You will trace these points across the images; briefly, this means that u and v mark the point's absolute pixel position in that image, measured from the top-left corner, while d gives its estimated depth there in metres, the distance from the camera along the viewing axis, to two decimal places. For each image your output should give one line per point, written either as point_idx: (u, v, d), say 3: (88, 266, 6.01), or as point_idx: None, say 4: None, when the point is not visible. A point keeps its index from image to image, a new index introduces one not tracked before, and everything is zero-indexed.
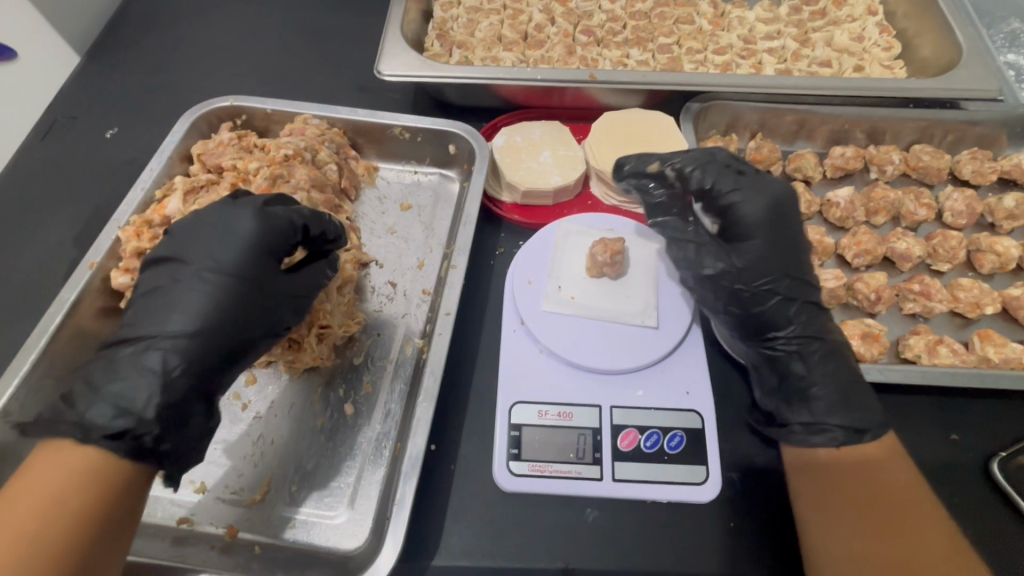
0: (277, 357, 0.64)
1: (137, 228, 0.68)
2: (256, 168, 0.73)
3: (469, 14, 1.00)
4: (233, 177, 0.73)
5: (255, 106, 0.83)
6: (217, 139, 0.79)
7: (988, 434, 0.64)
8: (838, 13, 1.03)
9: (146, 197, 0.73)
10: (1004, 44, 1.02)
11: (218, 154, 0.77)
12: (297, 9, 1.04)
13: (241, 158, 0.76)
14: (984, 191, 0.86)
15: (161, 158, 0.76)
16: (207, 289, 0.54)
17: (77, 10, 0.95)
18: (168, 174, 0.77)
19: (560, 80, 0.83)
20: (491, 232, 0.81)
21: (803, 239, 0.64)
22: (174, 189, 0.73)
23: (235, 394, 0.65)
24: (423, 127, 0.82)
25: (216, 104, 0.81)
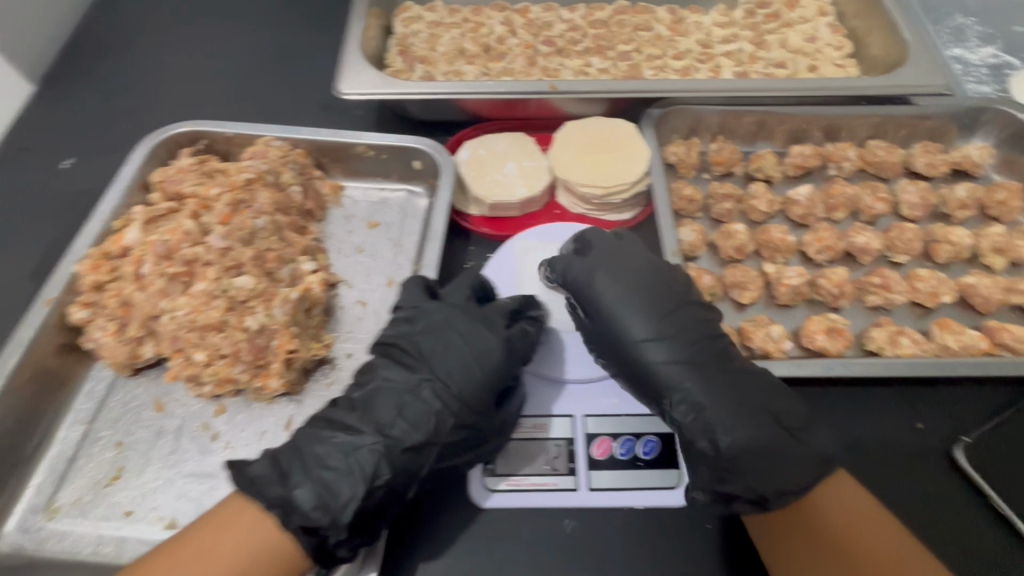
0: (245, 384, 0.64)
1: (95, 260, 0.67)
2: (217, 194, 0.73)
3: (430, 28, 1.01)
4: (195, 204, 0.72)
5: (214, 130, 0.82)
6: (176, 166, 0.78)
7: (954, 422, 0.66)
8: (791, 15, 1.05)
9: (104, 228, 0.72)
10: (951, 39, 1.05)
11: (179, 181, 0.76)
12: (258, 29, 1.03)
13: (202, 184, 0.75)
14: (939, 182, 0.88)
15: (118, 188, 0.75)
16: (456, 409, 0.56)
17: (30, 42, 0.93)
18: (127, 203, 0.75)
19: (522, 93, 0.83)
20: (460, 245, 0.81)
21: (644, 295, 0.63)
22: (132, 219, 0.71)
23: (204, 425, 0.64)
24: (387, 145, 0.81)
25: (175, 130, 0.81)
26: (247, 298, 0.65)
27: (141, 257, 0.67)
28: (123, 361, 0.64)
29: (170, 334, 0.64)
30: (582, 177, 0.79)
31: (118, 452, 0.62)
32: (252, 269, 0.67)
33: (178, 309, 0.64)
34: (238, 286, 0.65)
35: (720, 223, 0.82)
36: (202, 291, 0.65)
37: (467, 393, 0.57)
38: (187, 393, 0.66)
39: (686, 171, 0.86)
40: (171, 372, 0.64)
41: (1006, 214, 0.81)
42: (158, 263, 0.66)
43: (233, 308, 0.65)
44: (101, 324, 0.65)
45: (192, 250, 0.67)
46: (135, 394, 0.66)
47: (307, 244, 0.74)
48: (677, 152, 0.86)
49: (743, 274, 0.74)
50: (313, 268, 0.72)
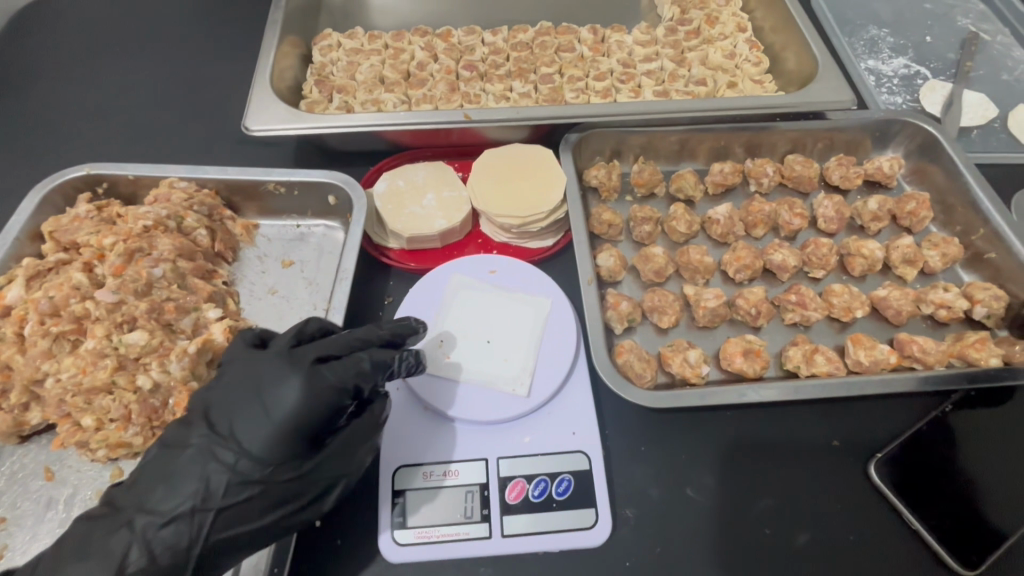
0: (141, 448, 0.60)
1: None
2: (112, 243, 0.69)
3: (349, 56, 0.99)
4: (89, 255, 0.69)
5: (114, 173, 0.78)
6: (72, 213, 0.74)
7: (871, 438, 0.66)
8: (711, 31, 1.07)
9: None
10: (865, 50, 1.08)
11: (73, 229, 0.72)
12: (172, 67, 1.01)
13: (97, 232, 0.71)
14: (854, 194, 0.90)
15: (5, 240, 0.71)
16: (240, 468, 0.50)
17: None
18: (17, 256, 0.71)
19: (436, 122, 0.82)
20: (379, 281, 0.79)
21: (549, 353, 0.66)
22: (16, 275, 0.67)
23: (99, 491, 0.60)
24: (298, 181, 0.79)
25: (71, 175, 0.77)
26: (140, 354, 0.62)
27: (24, 316, 0.63)
28: (7, 430, 0.60)
29: (55, 398, 0.60)
30: (498, 207, 0.77)
31: (1, 529, 0.58)
32: (146, 323, 0.64)
33: (64, 371, 0.61)
34: (129, 342, 0.62)
35: (641, 245, 0.81)
36: (90, 350, 0.61)
37: (253, 448, 0.50)
38: (80, 458, 0.62)
39: (608, 194, 0.85)
40: (58, 440, 0.59)
41: (916, 224, 0.83)
42: (42, 322, 0.63)
43: (124, 367, 0.62)
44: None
45: (81, 305, 0.63)
46: (23, 464, 0.61)
47: (214, 290, 0.71)
48: (597, 175, 0.85)
49: (662, 298, 0.73)
50: (218, 315, 0.68)
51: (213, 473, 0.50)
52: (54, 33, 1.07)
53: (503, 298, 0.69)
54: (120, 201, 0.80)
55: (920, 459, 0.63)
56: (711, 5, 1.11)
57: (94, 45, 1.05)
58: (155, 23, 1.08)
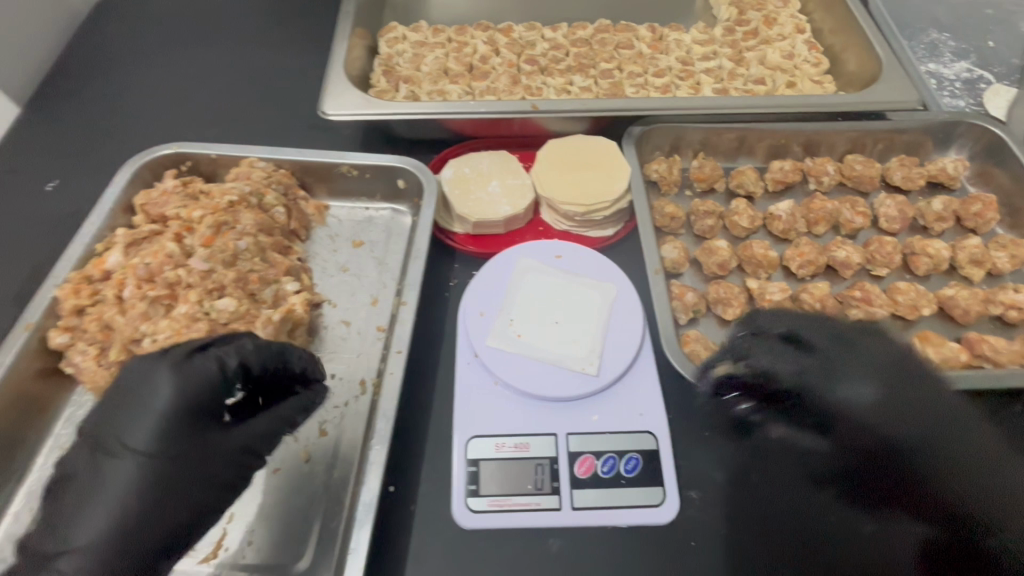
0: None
1: (76, 285, 0.68)
2: (200, 216, 0.73)
3: (414, 48, 1.02)
4: (178, 226, 0.72)
5: (198, 151, 0.82)
6: (160, 188, 0.78)
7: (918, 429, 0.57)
8: (769, 32, 1.08)
9: (85, 251, 0.72)
10: (925, 54, 1.08)
11: (161, 203, 0.76)
12: (245, 56, 1.06)
13: (185, 206, 0.75)
14: (916, 195, 0.90)
15: (101, 211, 0.75)
16: (147, 473, 0.50)
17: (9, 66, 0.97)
18: (110, 226, 0.75)
19: (504, 112, 0.85)
20: (445, 264, 0.81)
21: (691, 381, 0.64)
22: (114, 242, 0.72)
23: None
24: (372, 164, 0.82)
25: (158, 152, 0.81)
26: (229, 320, 0.66)
27: (122, 280, 0.68)
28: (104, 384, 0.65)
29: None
30: (565, 196, 0.79)
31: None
32: (235, 292, 0.67)
33: (159, 333, 0.64)
34: (220, 308, 0.66)
35: (702, 239, 0.83)
36: (184, 314, 0.65)
37: (143, 450, 0.51)
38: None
39: (669, 188, 0.87)
40: None
41: (982, 226, 0.83)
42: (139, 286, 0.67)
43: (215, 331, 0.65)
44: (81, 349, 0.66)
45: (174, 273, 0.67)
46: None
47: (291, 264, 0.74)
48: (658, 169, 0.87)
49: (727, 290, 0.75)
50: (296, 288, 0.72)
51: (116, 485, 0.50)
52: (134, 22, 1.13)
53: (566, 283, 0.71)
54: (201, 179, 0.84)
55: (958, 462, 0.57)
56: (768, 7, 1.12)
57: (171, 33, 1.10)
58: (229, 14, 1.13)
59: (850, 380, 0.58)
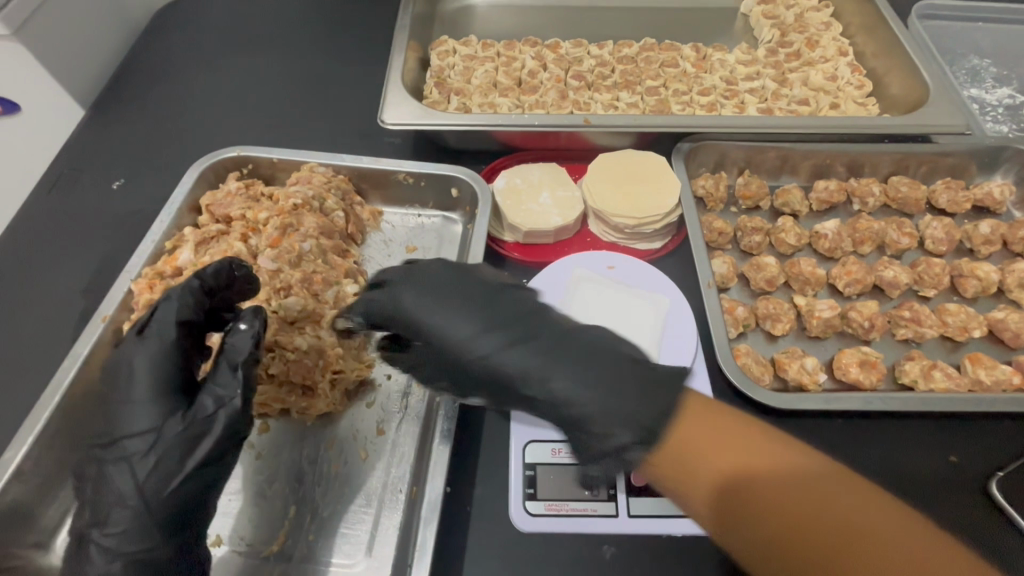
0: (292, 404, 0.67)
1: (150, 280, 0.70)
2: (265, 218, 0.77)
3: (465, 62, 1.05)
4: (243, 227, 0.77)
5: (260, 155, 0.85)
6: (224, 189, 0.81)
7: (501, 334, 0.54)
8: (811, 54, 1.10)
9: (156, 249, 0.75)
10: (967, 79, 1.09)
11: (226, 204, 0.79)
12: (300, 65, 1.10)
13: (249, 207, 0.79)
14: (961, 218, 0.91)
15: (171, 210, 0.78)
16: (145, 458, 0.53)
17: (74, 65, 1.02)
18: (177, 224, 0.78)
19: (556, 126, 0.87)
20: (495, 271, 0.83)
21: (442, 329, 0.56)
22: (184, 240, 0.76)
23: (249, 442, 0.67)
24: (427, 173, 0.84)
25: (223, 155, 0.84)
26: (295, 318, 0.69)
27: (194, 277, 0.72)
28: None
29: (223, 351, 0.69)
30: (617, 209, 0.81)
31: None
32: (300, 292, 0.71)
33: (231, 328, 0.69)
34: (287, 307, 0.69)
35: (749, 255, 0.84)
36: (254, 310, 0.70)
37: (132, 426, 0.54)
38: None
39: (715, 204, 0.88)
40: None
41: None
42: None
43: (283, 328, 0.69)
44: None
45: None
46: None
47: (349, 267, 0.77)
48: (705, 185, 0.89)
49: (776, 305, 0.76)
50: (355, 290, 0.75)
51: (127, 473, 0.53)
52: (193, 29, 1.18)
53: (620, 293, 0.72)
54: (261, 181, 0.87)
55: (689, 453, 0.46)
56: (810, 30, 1.14)
57: (229, 42, 1.15)
58: (284, 25, 1.17)
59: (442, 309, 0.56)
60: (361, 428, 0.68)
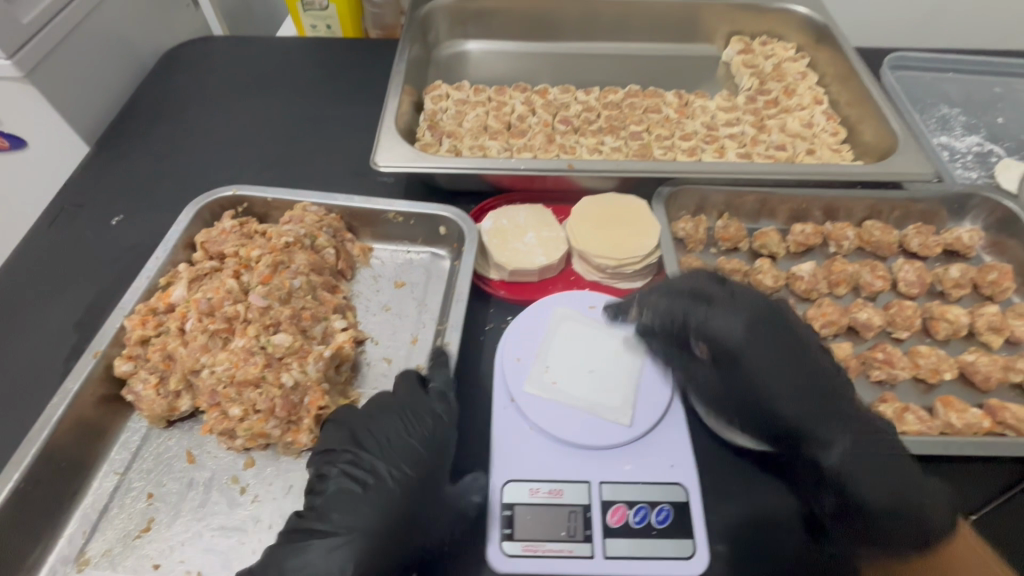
0: (276, 439, 0.68)
1: (143, 316, 0.73)
2: (258, 255, 0.79)
3: (457, 106, 1.10)
4: (236, 264, 0.79)
5: (255, 194, 0.88)
6: (219, 227, 0.84)
7: (790, 367, 0.69)
8: (788, 102, 1.15)
9: (150, 285, 0.77)
10: (937, 127, 1.14)
11: (220, 241, 0.82)
12: (300, 107, 1.15)
13: (243, 244, 0.81)
14: (933, 262, 0.94)
15: (166, 247, 0.80)
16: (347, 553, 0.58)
17: (79, 105, 1.06)
18: (172, 261, 0.81)
19: (541, 169, 0.91)
20: (480, 308, 0.85)
21: (792, 340, 0.71)
22: (179, 277, 0.78)
23: (233, 478, 0.68)
24: (415, 212, 0.87)
25: (220, 195, 0.87)
26: (283, 354, 0.71)
27: (186, 314, 0.74)
28: (161, 413, 0.69)
29: (209, 387, 0.69)
30: (599, 249, 0.84)
31: (149, 503, 0.66)
32: (288, 328, 0.73)
33: (218, 364, 0.70)
34: (276, 343, 0.71)
35: None
36: (243, 347, 0.71)
37: (382, 460, 0.65)
38: (218, 446, 0.70)
39: (694, 245, 0.92)
40: (207, 426, 0.69)
41: (998, 293, 0.86)
42: (201, 318, 0.73)
43: (270, 364, 0.70)
44: (143, 377, 0.70)
45: (234, 308, 0.74)
46: (168, 446, 0.70)
47: (338, 303, 0.80)
48: (685, 228, 0.92)
49: None
50: (343, 326, 0.77)
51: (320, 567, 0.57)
52: (199, 71, 1.23)
53: (600, 333, 0.75)
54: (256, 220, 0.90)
55: (813, 407, 0.67)
56: (787, 79, 1.19)
57: (233, 84, 1.20)
58: (287, 69, 1.23)
59: (719, 312, 0.71)
60: None
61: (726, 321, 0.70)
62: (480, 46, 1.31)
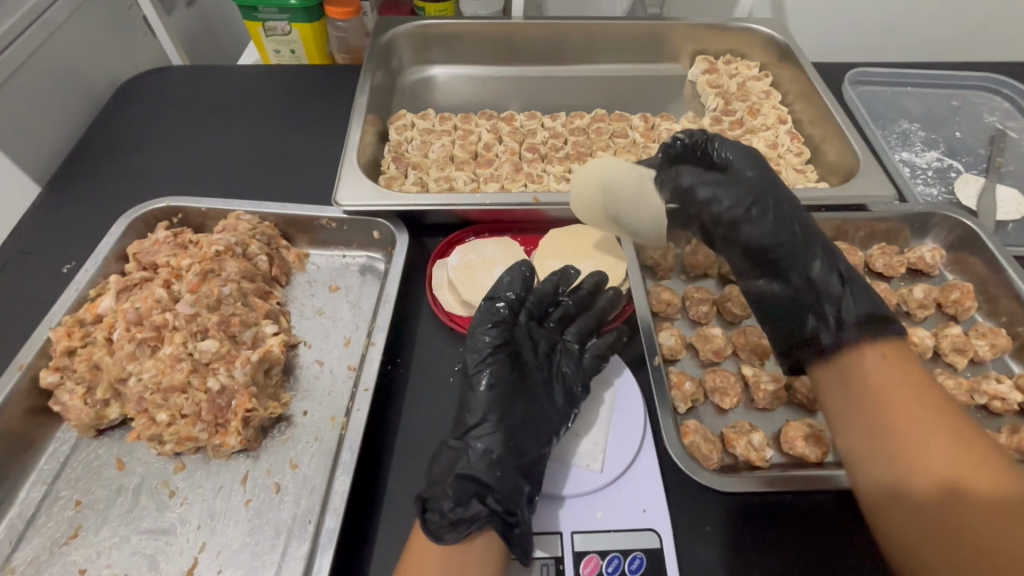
0: (205, 442, 0.70)
1: (69, 328, 0.74)
2: (188, 264, 0.80)
3: (422, 135, 1.09)
4: (167, 274, 0.80)
5: (189, 205, 0.90)
6: (152, 238, 0.85)
7: (796, 248, 0.72)
8: (753, 122, 1.16)
9: (78, 296, 0.78)
10: (898, 143, 1.16)
11: (153, 252, 0.83)
12: (260, 139, 1.12)
13: (175, 255, 0.82)
14: (898, 281, 0.95)
15: (97, 259, 0.82)
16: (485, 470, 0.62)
17: (28, 144, 1.02)
18: (104, 273, 0.83)
19: (508, 203, 0.90)
20: (449, 347, 0.82)
21: (786, 204, 0.75)
22: (107, 288, 0.79)
23: (164, 481, 0.69)
24: (348, 218, 0.90)
25: (153, 206, 0.89)
26: (210, 359, 0.72)
27: (113, 323, 0.74)
28: (89, 422, 0.70)
29: (136, 395, 0.70)
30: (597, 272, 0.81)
31: (77, 511, 0.66)
32: (217, 334, 0.74)
33: (145, 371, 0.71)
34: (202, 349, 0.72)
35: (698, 324, 0.86)
36: (169, 354, 0.71)
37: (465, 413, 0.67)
38: (148, 452, 0.71)
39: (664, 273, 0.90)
40: (134, 432, 0.70)
41: (961, 313, 0.87)
42: (129, 328, 0.73)
43: (197, 370, 0.71)
44: (70, 388, 0.71)
45: (161, 316, 0.74)
46: (97, 454, 0.70)
47: (270, 308, 0.81)
48: (654, 255, 0.90)
49: (723, 378, 0.77)
50: (274, 330, 0.79)
51: (450, 495, 0.60)
52: (155, 103, 1.20)
53: None
54: (191, 230, 0.91)
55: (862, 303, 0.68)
56: (752, 98, 1.21)
57: (191, 116, 1.17)
58: (247, 99, 1.20)
59: (715, 185, 0.76)
60: (295, 500, 0.67)
61: (768, 225, 0.73)
62: (446, 71, 1.30)
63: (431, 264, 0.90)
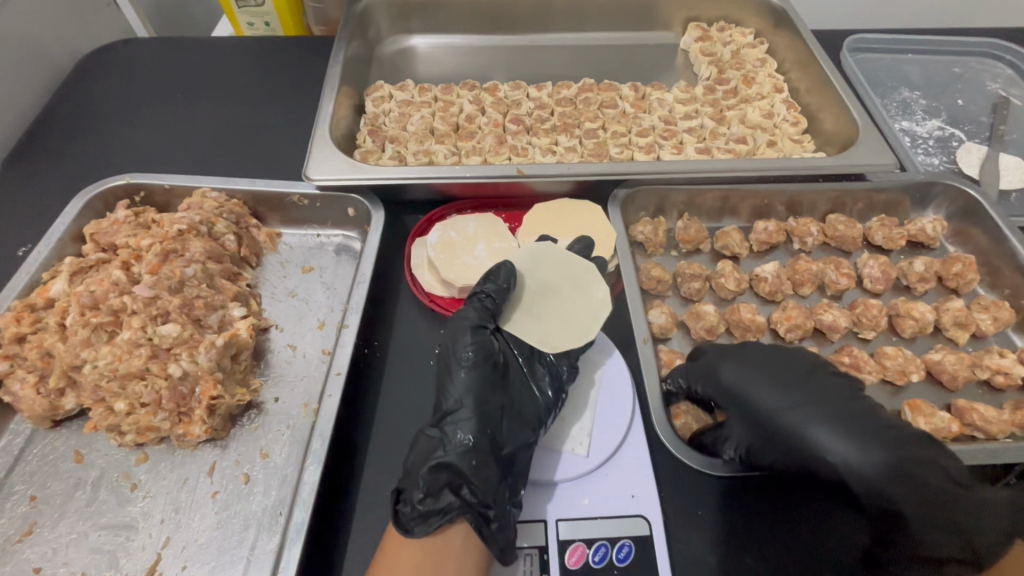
0: (168, 432, 0.66)
1: (18, 313, 0.69)
2: (148, 245, 0.75)
3: (400, 107, 1.03)
4: (126, 256, 0.74)
5: (152, 183, 0.85)
6: (111, 218, 0.80)
7: (787, 420, 0.57)
8: (748, 91, 1.11)
9: (31, 280, 0.74)
10: (898, 111, 1.11)
11: (112, 232, 0.78)
12: (229, 114, 1.06)
13: (135, 235, 0.77)
14: (897, 255, 0.91)
15: (51, 240, 0.77)
16: (461, 462, 0.58)
17: None
18: (59, 255, 0.78)
19: (490, 176, 0.84)
20: (428, 329, 0.78)
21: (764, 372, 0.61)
22: (61, 271, 0.74)
23: (126, 474, 0.65)
24: (321, 194, 0.85)
25: (112, 183, 0.83)
26: (171, 345, 0.67)
27: (66, 308, 0.70)
28: (43, 413, 0.65)
29: (92, 383, 0.66)
30: (583, 262, 0.77)
31: (32, 507, 0.62)
32: (178, 317, 0.69)
33: (100, 359, 0.66)
34: (163, 334, 0.67)
35: (690, 302, 0.83)
36: (126, 340, 0.66)
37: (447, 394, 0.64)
38: (108, 443, 0.67)
39: (654, 249, 0.87)
40: (91, 422, 0.65)
41: (963, 286, 0.84)
42: (83, 313, 0.69)
43: (157, 356, 0.67)
44: (21, 376, 0.66)
45: (119, 300, 0.69)
46: (54, 447, 0.66)
47: (238, 290, 0.77)
48: (643, 231, 0.87)
49: None
50: (242, 313, 0.74)
51: (426, 486, 0.57)
52: (117, 77, 1.13)
53: None
54: (155, 209, 0.86)
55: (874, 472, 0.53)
56: (746, 66, 1.15)
57: (156, 90, 1.11)
58: (216, 72, 1.14)
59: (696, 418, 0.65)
60: (266, 490, 0.64)
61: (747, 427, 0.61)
62: (426, 41, 1.23)
63: (410, 242, 0.86)
